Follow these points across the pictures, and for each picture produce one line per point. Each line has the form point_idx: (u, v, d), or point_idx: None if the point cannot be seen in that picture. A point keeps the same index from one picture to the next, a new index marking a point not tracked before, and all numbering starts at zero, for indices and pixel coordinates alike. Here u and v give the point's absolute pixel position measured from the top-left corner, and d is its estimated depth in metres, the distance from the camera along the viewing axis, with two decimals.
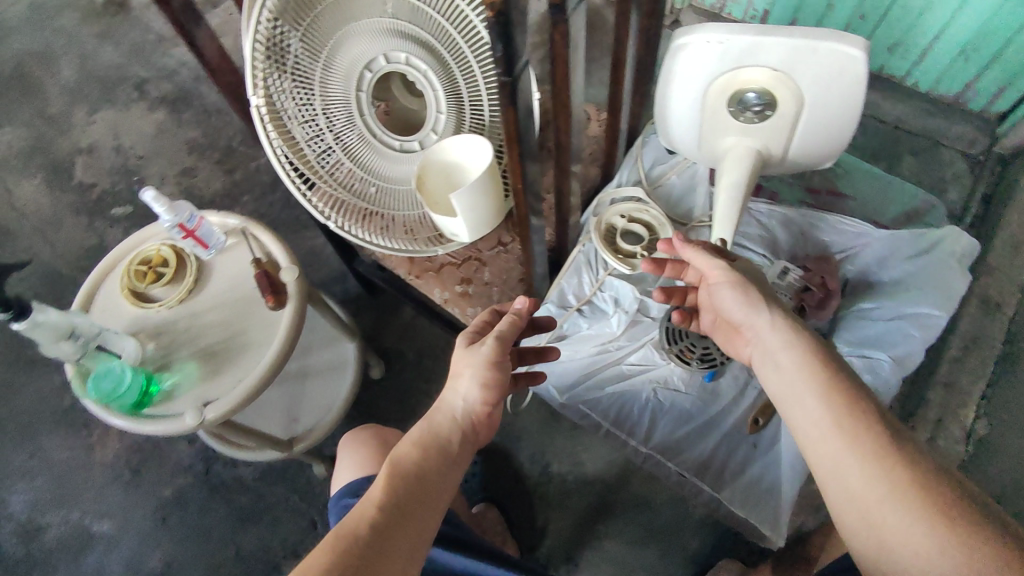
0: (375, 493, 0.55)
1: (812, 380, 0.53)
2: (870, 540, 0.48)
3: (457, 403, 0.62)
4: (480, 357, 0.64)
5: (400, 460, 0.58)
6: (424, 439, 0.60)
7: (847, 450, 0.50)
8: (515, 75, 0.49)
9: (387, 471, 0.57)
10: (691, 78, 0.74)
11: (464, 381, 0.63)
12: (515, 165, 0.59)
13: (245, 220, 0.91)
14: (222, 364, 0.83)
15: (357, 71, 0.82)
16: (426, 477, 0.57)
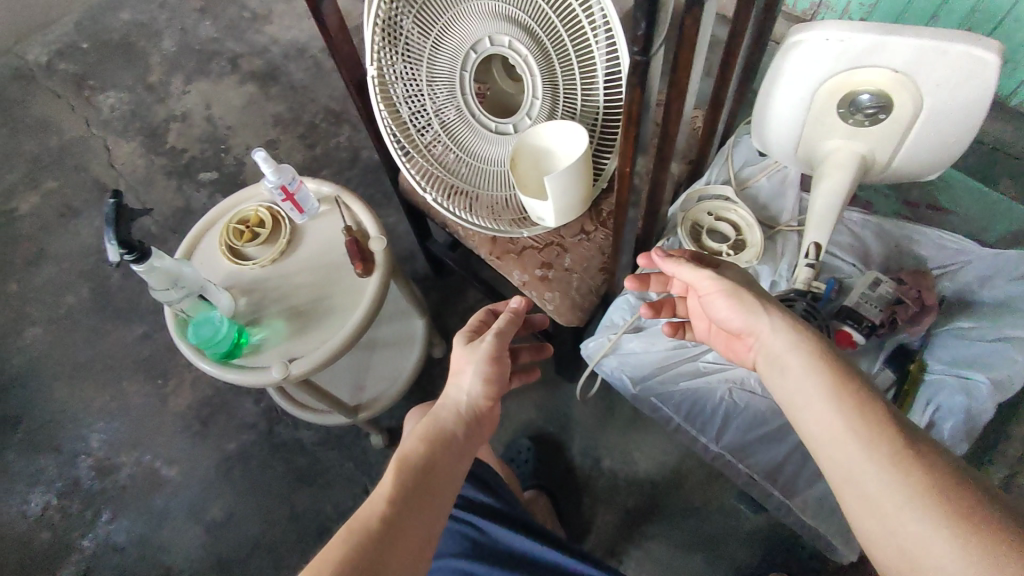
0: (385, 485, 0.57)
1: (820, 376, 0.50)
2: (890, 552, 0.43)
3: (461, 397, 0.66)
4: (482, 353, 0.68)
5: (410, 452, 0.61)
6: (431, 431, 0.63)
7: (864, 455, 0.46)
8: (648, 55, 0.49)
9: (397, 462, 0.59)
10: (802, 78, 0.72)
11: (467, 374, 0.67)
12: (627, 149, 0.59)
13: (339, 189, 0.94)
14: (308, 324, 0.87)
15: (462, 53, 0.83)
16: (435, 467, 0.60)
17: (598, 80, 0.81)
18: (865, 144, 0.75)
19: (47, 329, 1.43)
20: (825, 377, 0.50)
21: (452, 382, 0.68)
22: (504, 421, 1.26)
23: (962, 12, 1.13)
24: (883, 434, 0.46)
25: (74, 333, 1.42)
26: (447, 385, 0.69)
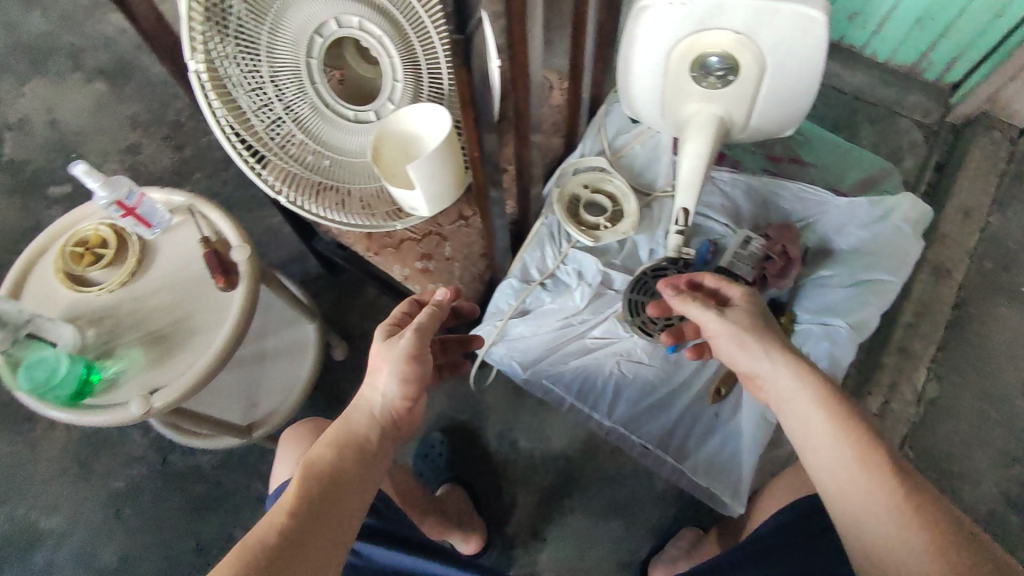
0: (286, 497, 0.52)
1: (831, 421, 0.53)
2: (882, 568, 0.47)
3: (376, 399, 0.61)
4: (399, 353, 0.63)
5: (317, 458, 0.56)
6: (342, 438, 0.59)
7: (850, 472, 0.51)
8: (468, 33, 0.46)
9: (301, 471, 0.55)
10: (653, 43, 0.72)
11: (385, 375, 0.62)
12: (471, 132, 0.56)
13: (190, 197, 0.85)
14: (169, 349, 0.80)
15: (307, 37, 0.77)
16: (342, 475, 0.56)
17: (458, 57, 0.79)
18: (720, 106, 0.75)
19: None
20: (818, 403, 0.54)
21: (367, 383, 0.63)
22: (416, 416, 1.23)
23: None
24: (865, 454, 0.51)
25: None
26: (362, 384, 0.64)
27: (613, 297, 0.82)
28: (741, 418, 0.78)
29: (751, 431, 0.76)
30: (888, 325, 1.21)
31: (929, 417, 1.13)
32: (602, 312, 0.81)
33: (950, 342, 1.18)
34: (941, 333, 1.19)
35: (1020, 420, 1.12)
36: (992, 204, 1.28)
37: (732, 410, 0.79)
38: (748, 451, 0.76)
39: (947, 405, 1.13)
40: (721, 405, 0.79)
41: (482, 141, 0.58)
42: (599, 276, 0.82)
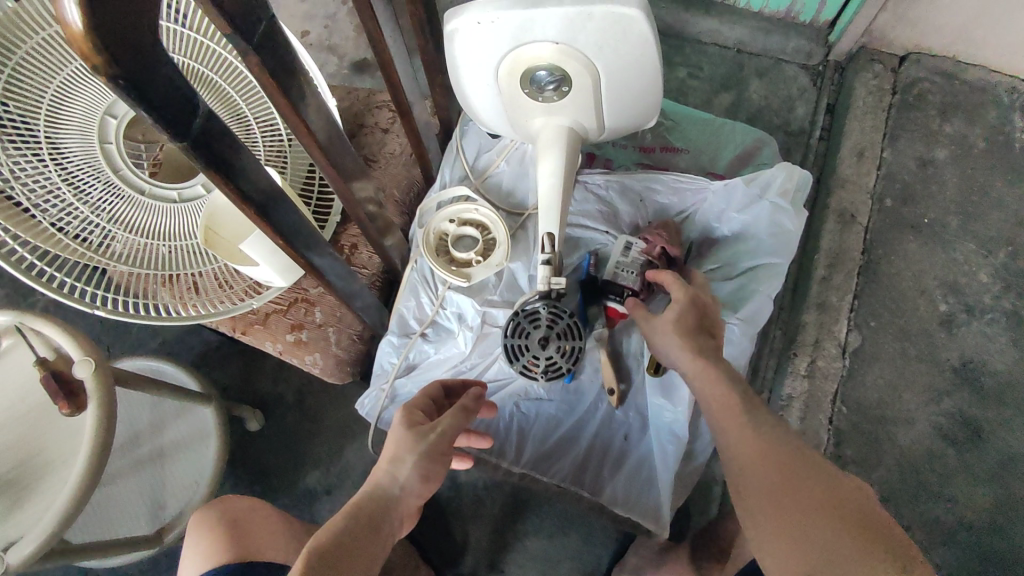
0: None
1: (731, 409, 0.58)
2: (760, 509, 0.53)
3: (395, 489, 0.56)
4: (423, 449, 0.57)
5: (321, 542, 0.50)
6: (350, 522, 0.53)
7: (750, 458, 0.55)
8: (197, 135, 0.38)
9: (302, 556, 0.49)
10: (475, 64, 0.66)
11: (406, 467, 0.56)
12: (258, 219, 0.48)
13: (15, 314, 0.74)
14: (20, 493, 0.71)
15: (98, 119, 0.71)
16: (346, 559, 0.50)
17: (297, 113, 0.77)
18: (566, 117, 0.70)
19: None
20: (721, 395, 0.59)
21: (384, 472, 0.57)
22: (348, 473, 1.15)
23: None
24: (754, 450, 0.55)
25: None
26: (377, 465, 0.58)
27: (498, 335, 0.76)
28: (651, 437, 0.73)
29: (662, 449, 0.72)
30: (805, 280, 1.19)
31: (860, 365, 1.12)
32: (490, 353, 0.76)
33: (864, 289, 1.16)
34: (855, 281, 1.17)
35: (941, 353, 1.12)
36: (884, 140, 1.26)
37: (641, 431, 0.73)
38: (663, 471, 0.71)
39: (873, 349, 1.12)
40: (629, 428, 0.74)
41: (280, 225, 0.51)
42: (480, 316, 0.77)
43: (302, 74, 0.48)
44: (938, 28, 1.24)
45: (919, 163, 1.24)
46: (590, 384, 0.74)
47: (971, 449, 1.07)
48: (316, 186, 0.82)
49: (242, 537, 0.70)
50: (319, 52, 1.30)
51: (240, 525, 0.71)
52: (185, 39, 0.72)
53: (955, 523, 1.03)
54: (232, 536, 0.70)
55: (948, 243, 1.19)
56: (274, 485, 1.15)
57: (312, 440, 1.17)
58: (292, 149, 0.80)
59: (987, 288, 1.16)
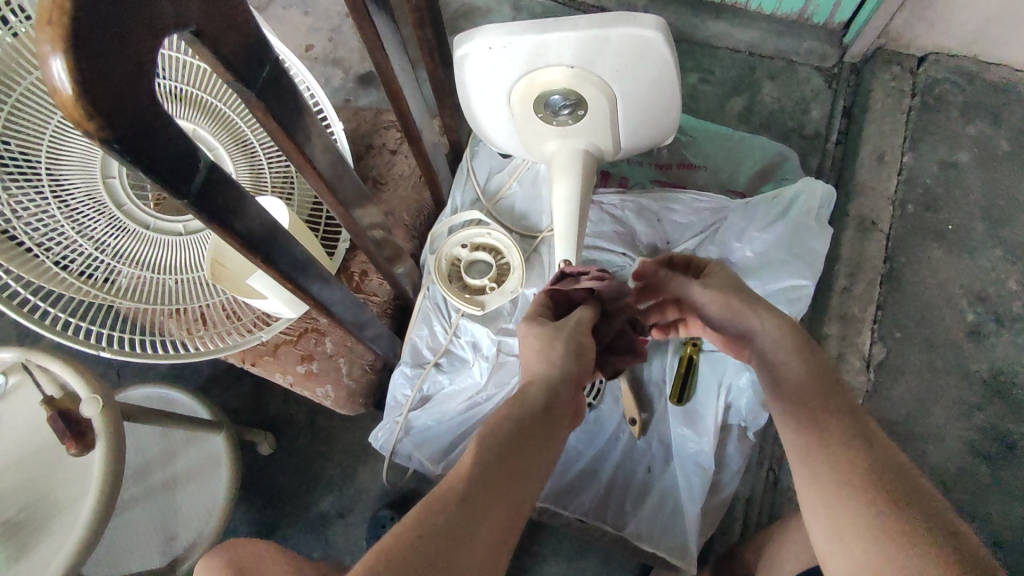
0: (465, 461, 0.43)
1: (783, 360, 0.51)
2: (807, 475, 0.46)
3: (552, 377, 0.50)
4: (568, 332, 0.54)
5: (495, 427, 0.46)
6: (518, 410, 0.47)
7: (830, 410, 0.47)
8: (197, 189, 0.36)
9: (478, 438, 0.45)
10: (486, 89, 0.64)
11: (559, 351, 0.52)
12: (265, 265, 0.46)
13: (23, 350, 0.73)
14: (28, 536, 0.69)
15: (101, 154, 0.70)
16: (525, 445, 0.45)
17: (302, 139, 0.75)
18: (580, 140, 0.67)
19: None
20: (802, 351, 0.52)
21: (538, 362, 0.53)
22: (361, 495, 1.14)
23: None
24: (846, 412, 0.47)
25: None
26: (528, 359, 0.53)
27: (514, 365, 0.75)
28: (675, 467, 0.70)
29: (687, 480, 0.69)
30: (825, 291, 1.15)
31: (885, 378, 1.08)
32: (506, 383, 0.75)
33: (888, 299, 1.12)
34: (878, 291, 1.13)
35: (970, 365, 1.08)
36: (905, 143, 1.23)
37: (664, 461, 0.71)
38: (689, 503, 0.68)
39: (898, 362, 1.09)
40: (651, 458, 0.71)
41: (287, 267, 0.49)
42: (495, 345, 0.75)
43: (308, 115, 0.46)
44: (958, 28, 1.20)
45: (942, 167, 1.21)
46: (610, 414, 0.73)
47: (1003, 464, 1.03)
48: (324, 214, 0.79)
49: None
50: (323, 66, 1.28)
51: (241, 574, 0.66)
52: (184, 64, 0.69)
53: (989, 542, 0.99)
54: None
55: (974, 249, 1.15)
56: (286, 509, 1.13)
57: (325, 463, 1.16)
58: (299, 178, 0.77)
59: (1015, 295, 1.12)
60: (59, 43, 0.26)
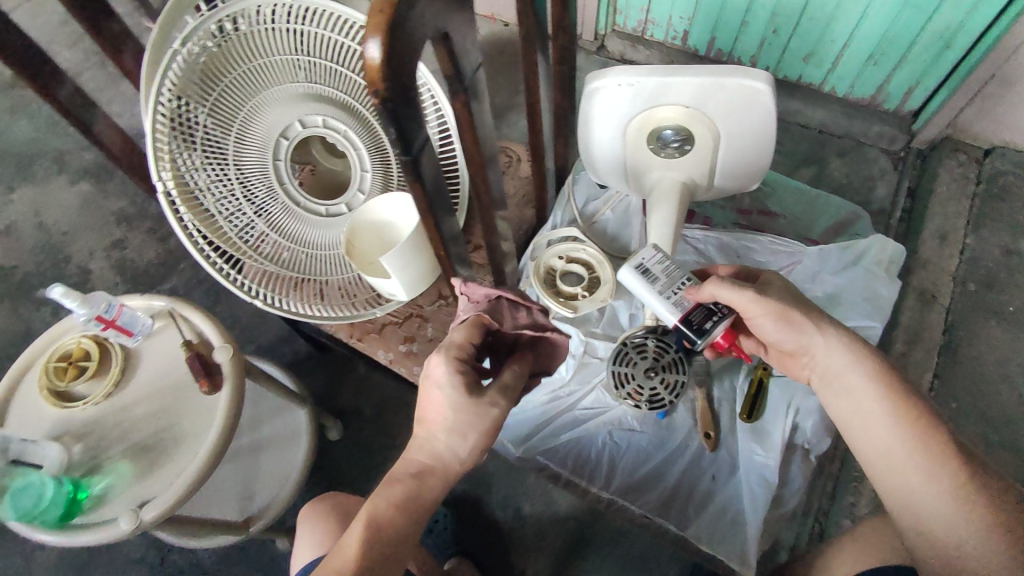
0: (351, 546, 0.54)
1: (878, 397, 0.59)
2: (911, 501, 0.55)
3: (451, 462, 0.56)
4: (483, 421, 0.56)
5: (380, 513, 0.54)
6: (401, 498, 0.55)
7: (916, 452, 0.55)
8: (415, 153, 0.46)
9: (363, 532, 0.54)
10: (608, 121, 0.74)
11: (465, 442, 0.56)
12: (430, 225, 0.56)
13: (171, 300, 0.85)
14: (159, 457, 0.79)
15: (273, 139, 0.81)
16: (400, 542, 0.54)
17: None
18: (682, 173, 0.77)
19: None
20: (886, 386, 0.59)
21: (442, 445, 0.56)
22: None
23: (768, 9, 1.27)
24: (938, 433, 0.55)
25: None
26: (425, 424, 0.57)
27: (597, 365, 0.81)
28: (740, 478, 0.76)
29: (749, 491, 0.75)
30: (882, 355, 1.20)
31: None
32: (589, 381, 0.81)
33: (945, 369, 1.16)
34: (935, 360, 1.17)
35: None
36: (968, 226, 1.29)
37: (729, 473, 0.76)
38: (751, 514, 0.74)
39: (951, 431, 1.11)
40: (717, 468, 0.77)
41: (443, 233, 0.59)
42: (583, 346, 0.83)
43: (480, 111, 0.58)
44: None
45: (1004, 252, 1.26)
46: (681, 422, 0.78)
47: None
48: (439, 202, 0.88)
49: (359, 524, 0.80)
50: None
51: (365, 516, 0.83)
52: (347, 50, 0.78)
53: None
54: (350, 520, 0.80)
55: None
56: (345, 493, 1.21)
57: (386, 455, 1.24)
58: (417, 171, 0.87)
59: None
60: (379, 30, 0.38)
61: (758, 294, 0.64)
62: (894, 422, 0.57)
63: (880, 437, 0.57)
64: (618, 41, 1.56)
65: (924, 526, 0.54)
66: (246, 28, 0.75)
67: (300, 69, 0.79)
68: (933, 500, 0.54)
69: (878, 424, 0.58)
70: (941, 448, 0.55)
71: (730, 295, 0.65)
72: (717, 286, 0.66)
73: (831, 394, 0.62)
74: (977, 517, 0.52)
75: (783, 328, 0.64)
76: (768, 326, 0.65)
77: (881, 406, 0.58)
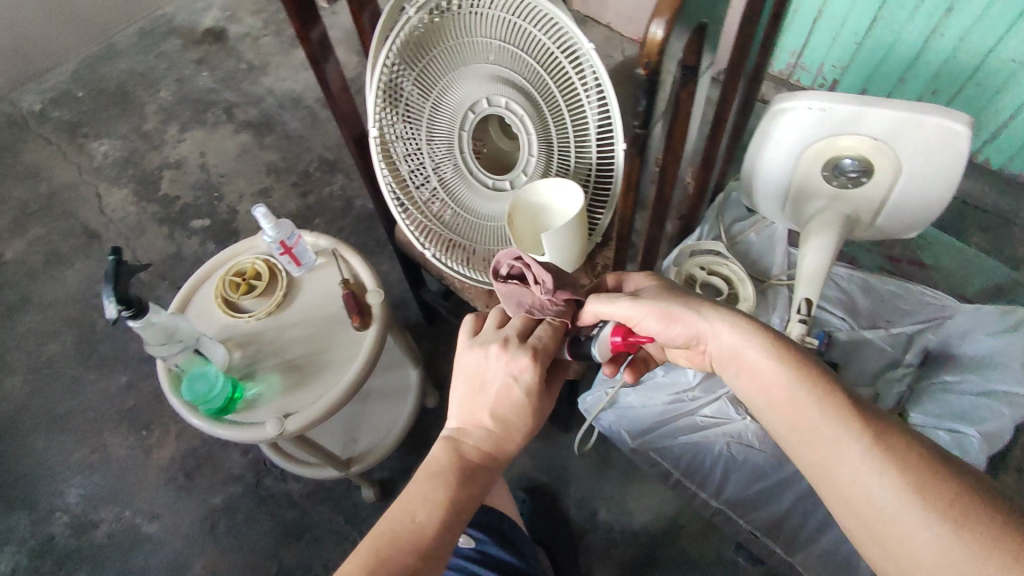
0: (432, 517, 0.56)
1: (782, 365, 0.53)
2: (842, 488, 0.48)
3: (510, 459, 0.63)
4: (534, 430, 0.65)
5: (458, 493, 0.58)
6: (476, 482, 0.60)
7: (821, 424, 0.49)
8: (648, 129, 0.51)
9: (444, 505, 0.57)
10: (789, 141, 0.76)
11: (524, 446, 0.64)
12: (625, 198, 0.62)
13: (335, 242, 0.95)
14: (305, 377, 0.86)
15: (462, 112, 0.87)
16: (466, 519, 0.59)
17: (590, 138, 0.88)
18: (850, 205, 0.79)
19: (32, 379, 1.41)
20: (777, 354, 0.53)
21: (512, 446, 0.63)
22: None
23: (934, 65, 1.23)
24: (836, 393, 0.49)
25: (54, 382, 1.40)
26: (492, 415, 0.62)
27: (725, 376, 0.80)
28: None
29: None
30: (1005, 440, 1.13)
31: None
32: (714, 391, 0.80)
33: None
34: None
35: None
36: None
37: None
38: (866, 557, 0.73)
39: None
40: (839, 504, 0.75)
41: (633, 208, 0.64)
42: None
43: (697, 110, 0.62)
44: None
45: None
46: None
47: None
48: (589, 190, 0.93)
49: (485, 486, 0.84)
50: None
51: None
52: (541, 46, 0.82)
53: None
54: None
55: None
56: None
57: None
58: (572, 166, 0.92)
59: None
60: (667, 12, 0.43)
61: (631, 301, 0.60)
62: (793, 394, 0.51)
63: (783, 418, 0.51)
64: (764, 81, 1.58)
65: (845, 508, 0.47)
66: (459, 10, 0.81)
67: (492, 51, 0.83)
68: (848, 474, 0.47)
69: (794, 401, 0.51)
70: (847, 407, 0.49)
71: (620, 307, 0.61)
72: (597, 305, 0.63)
73: (739, 377, 0.56)
74: (891, 484, 0.45)
75: (668, 326, 0.60)
76: (652, 328, 0.61)
77: (787, 380, 0.52)
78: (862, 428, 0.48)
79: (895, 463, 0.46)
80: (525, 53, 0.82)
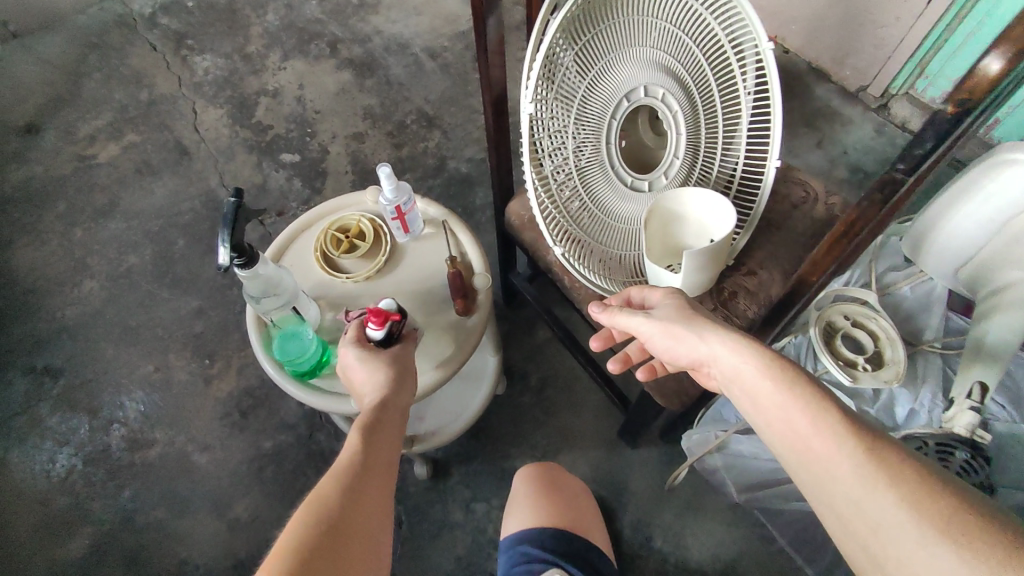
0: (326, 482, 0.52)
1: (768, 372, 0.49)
2: (839, 508, 0.42)
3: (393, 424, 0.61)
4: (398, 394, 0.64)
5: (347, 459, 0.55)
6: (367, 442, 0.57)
7: (811, 436, 0.44)
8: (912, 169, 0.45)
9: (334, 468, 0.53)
10: (1000, 200, 0.66)
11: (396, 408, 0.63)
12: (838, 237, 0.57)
13: (446, 214, 0.90)
14: None
15: (617, 99, 0.77)
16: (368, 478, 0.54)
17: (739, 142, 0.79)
18: None
19: (107, 287, 1.42)
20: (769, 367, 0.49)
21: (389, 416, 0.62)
22: None
23: None
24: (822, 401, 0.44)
25: (129, 294, 1.41)
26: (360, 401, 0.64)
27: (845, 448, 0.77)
28: None
29: None
30: None
31: None
32: None
33: None
34: None
35: None
36: None
37: None
38: None
39: None
40: None
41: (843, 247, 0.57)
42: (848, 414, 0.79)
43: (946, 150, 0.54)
44: None
45: None
46: None
47: None
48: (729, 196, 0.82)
49: (574, 514, 0.83)
50: None
51: (574, 496, 0.86)
52: (708, 33, 0.73)
53: None
54: (565, 504, 0.84)
55: None
56: (488, 449, 1.21)
57: (535, 429, 1.23)
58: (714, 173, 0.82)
59: None
60: None
61: (647, 318, 0.60)
62: (779, 402, 0.47)
63: (771, 428, 0.47)
64: (907, 105, 1.51)
65: (843, 532, 0.42)
66: None
67: (654, 34, 0.74)
68: (840, 486, 0.42)
69: (778, 411, 0.47)
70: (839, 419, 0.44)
71: (638, 324, 0.61)
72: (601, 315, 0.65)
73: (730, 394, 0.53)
74: (887, 498, 0.39)
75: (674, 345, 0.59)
76: (664, 346, 0.60)
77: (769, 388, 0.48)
78: (849, 440, 0.42)
79: (883, 476, 0.40)
80: (692, 41, 0.74)
